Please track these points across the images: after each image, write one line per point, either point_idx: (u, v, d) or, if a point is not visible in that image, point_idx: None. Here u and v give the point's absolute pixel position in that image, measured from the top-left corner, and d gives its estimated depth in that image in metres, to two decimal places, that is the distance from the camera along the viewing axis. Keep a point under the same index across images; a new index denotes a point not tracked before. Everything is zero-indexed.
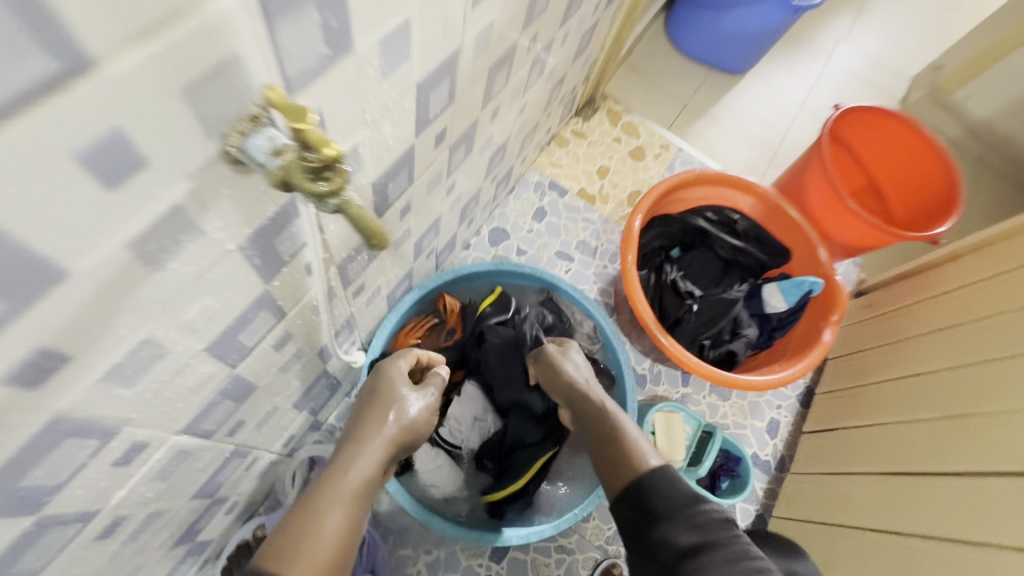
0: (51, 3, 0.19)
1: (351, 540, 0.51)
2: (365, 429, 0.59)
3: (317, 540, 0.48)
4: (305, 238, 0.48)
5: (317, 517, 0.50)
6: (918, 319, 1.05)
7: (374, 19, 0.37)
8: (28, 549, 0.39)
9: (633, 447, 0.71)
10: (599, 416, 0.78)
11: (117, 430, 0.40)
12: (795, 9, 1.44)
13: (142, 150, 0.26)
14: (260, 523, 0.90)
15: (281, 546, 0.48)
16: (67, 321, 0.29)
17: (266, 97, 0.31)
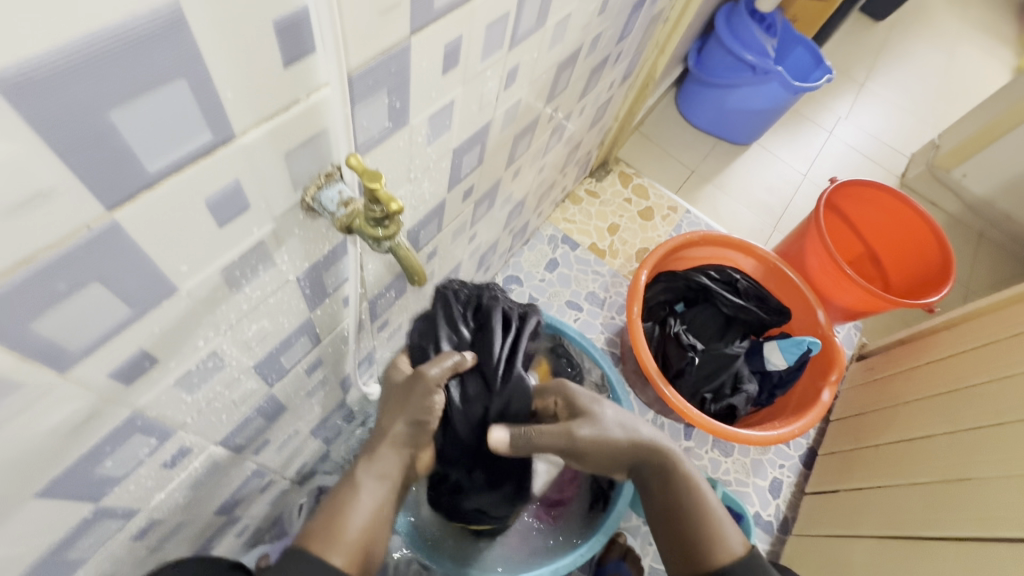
0: (221, 98, 0.27)
1: (379, 527, 0.55)
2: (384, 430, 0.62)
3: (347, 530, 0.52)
4: (347, 274, 0.55)
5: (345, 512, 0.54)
6: (916, 384, 1.08)
7: (426, 100, 0.45)
8: (82, 537, 0.43)
9: (712, 517, 0.67)
10: (667, 477, 0.70)
11: (174, 431, 0.45)
12: (796, 91, 1.56)
13: (248, 197, 0.34)
14: (264, 551, 0.91)
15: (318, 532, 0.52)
16: (164, 329, 0.35)
17: (340, 160, 0.39)
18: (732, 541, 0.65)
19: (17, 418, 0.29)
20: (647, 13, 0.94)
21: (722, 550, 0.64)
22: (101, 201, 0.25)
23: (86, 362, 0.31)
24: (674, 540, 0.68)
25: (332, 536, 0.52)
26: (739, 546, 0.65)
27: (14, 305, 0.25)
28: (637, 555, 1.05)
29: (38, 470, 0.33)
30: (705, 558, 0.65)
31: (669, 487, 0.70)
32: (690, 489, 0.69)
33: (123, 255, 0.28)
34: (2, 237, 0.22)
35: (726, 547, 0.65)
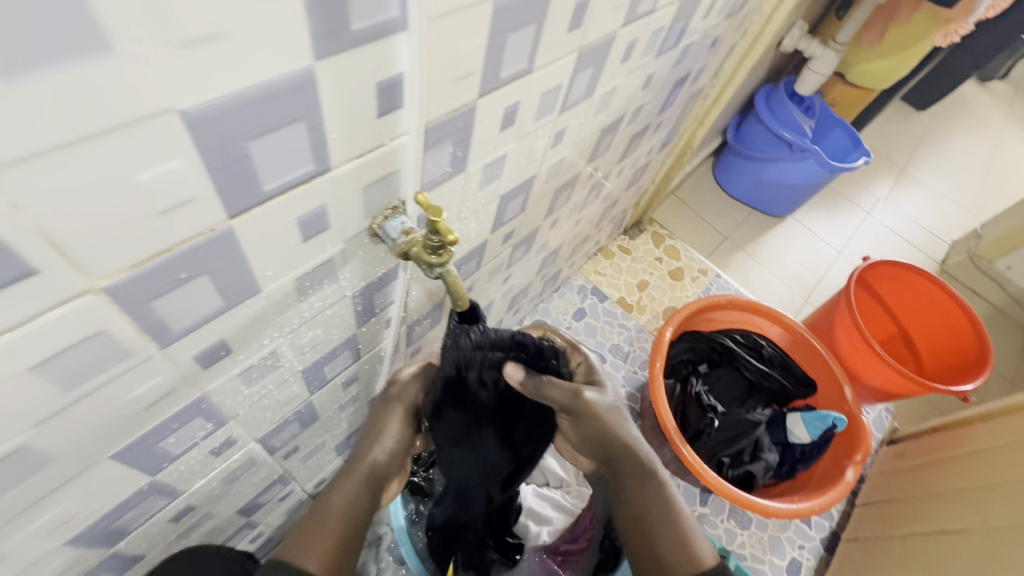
0: (327, 138, 0.33)
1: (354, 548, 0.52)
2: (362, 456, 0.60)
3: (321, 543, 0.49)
4: (393, 296, 0.60)
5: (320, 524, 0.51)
6: (951, 476, 1.04)
7: (483, 151, 0.52)
8: (131, 509, 0.48)
9: (686, 532, 0.62)
10: (640, 481, 0.65)
11: (227, 420, 0.50)
12: (832, 169, 1.60)
13: (329, 219, 0.40)
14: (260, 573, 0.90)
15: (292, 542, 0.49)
16: (242, 323, 0.41)
17: (405, 195, 0.45)
18: (702, 553, 0.60)
19: (120, 383, 0.35)
20: (688, 89, 1.02)
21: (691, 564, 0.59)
22: (226, 209, 0.31)
23: (180, 343, 0.36)
24: (640, 546, 0.63)
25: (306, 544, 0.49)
26: (708, 558, 0.60)
27: (146, 285, 0.30)
28: None
29: (120, 434, 0.38)
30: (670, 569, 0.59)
31: (641, 493, 0.64)
32: (664, 499, 0.64)
33: (229, 255, 0.34)
34: (154, 231, 0.28)
35: (695, 560, 0.59)
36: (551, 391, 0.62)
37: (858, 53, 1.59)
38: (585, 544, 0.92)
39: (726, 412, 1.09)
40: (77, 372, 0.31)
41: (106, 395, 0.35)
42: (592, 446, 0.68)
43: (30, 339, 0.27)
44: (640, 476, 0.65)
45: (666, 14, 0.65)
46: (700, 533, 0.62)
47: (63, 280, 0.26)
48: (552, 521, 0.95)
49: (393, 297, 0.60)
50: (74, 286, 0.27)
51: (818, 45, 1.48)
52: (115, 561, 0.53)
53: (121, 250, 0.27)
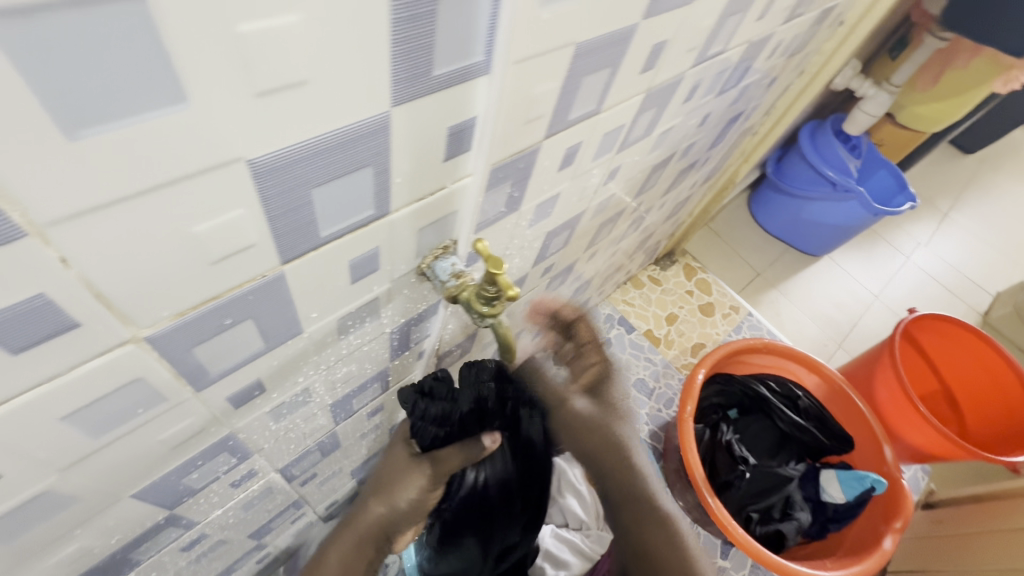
0: (391, 182, 0.31)
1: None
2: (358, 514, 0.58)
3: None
4: (430, 331, 0.58)
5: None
6: (992, 553, 0.96)
7: (539, 191, 0.49)
8: (146, 541, 0.45)
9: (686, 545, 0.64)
10: (651, 506, 0.64)
11: (251, 453, 0.47)
12: (876, 212, 1.55)
13: (380, 261, 0.38)
14: None
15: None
16: (280, 363, 0.38)
17: (457, 235, 0.43)
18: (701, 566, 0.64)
19: (150, 426, 0.32)
20: (739, 126, 0.98)
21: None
22: (280, 255, 0.29)
23: (215, 385, 0.34)
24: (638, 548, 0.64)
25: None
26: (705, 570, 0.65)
27: (189, 333, 0.28)
28: None
29: (144, 473, 0.36)
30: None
31: (646, 508, 0.63)
32: (665, 517, 0.64)
33: (277, 300, 0.32)
34: (205, 280, 0.26)
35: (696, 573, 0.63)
36: (574, 407, 0.59)
37: (911, 95, 1.54)
38: None
39: (757, 463, 1.04)
40: (108, 419, 0.29)
41: (135, 438, 0.32)
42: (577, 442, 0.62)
43: (64, 390, 0.25)
44: (648, 497, 0.64)
45: (734, 55, 0.62)
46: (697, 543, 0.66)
47: (107, 330, 0.24)
48: (569, 565, 0.88)
49: (429, 332, 0.58)
50: (116, 335, 0.25)
51: (871, 85, 1.43)
52: None
53: (168, 299, 0.25)
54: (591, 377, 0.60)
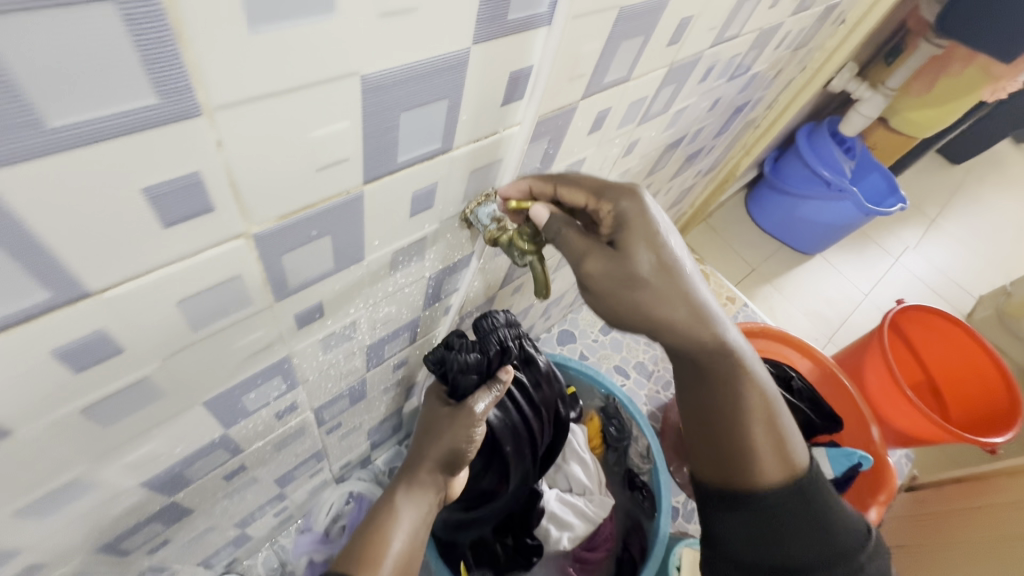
0: (458, 118, 0.35)
1: (414, 550, 0.56)
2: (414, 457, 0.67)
3: (388, 550, 0.54)
4: (459, 285, 0.62)
5: (386, 531, 0.56)
6: (972, 528, 1.02)
7: (569, 153, 0.54)
8: (200, 459, 0.49)
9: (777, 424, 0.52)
10: (730, 382, 0.50)
11: (297, 383, 0.51)
12: (868, 212, 1.61)
13: (435, 198, 0.42)
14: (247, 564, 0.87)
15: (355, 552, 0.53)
16: (340, 288, 0.42)
17: (499, 184, 0.47)
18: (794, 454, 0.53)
19: (233, 329, 0.36)
20: (743, 118, 1.04)
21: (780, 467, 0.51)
22: (364, 174, 0.33)
23: (290, 299, 0.38)
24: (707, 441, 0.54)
25: (372, 560, 0.52)
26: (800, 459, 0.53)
27: (284, 238, 0.32)
28: None
29: (218, 381, 0.40)
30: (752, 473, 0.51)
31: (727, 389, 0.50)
32: (753, 395, 0.51)
33: (353, 219, 0.36)
34: (306, 187, 0.30)
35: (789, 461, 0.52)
36: (586, 269, 0.42)
37: (904, 100, 1.60)
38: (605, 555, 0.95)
39: None
40: (207, 313, 0.33)
41: (220, 340, 0.36)
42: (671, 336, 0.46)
43: (187, 273, 0.29)
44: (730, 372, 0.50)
45: (746, 42, 0.67)
46: (791, 428, 0.53)
47: (228, 220, 0.28)
48: (574, 527, 0.93)
49: (458, 285, 0.61)
50: (233, 228, 0.29)
51: (867, 88, 1.50)
52: (170, 512, 0.54)
53: (277, 199, 0.29)
54: (612, 220, 0.44)
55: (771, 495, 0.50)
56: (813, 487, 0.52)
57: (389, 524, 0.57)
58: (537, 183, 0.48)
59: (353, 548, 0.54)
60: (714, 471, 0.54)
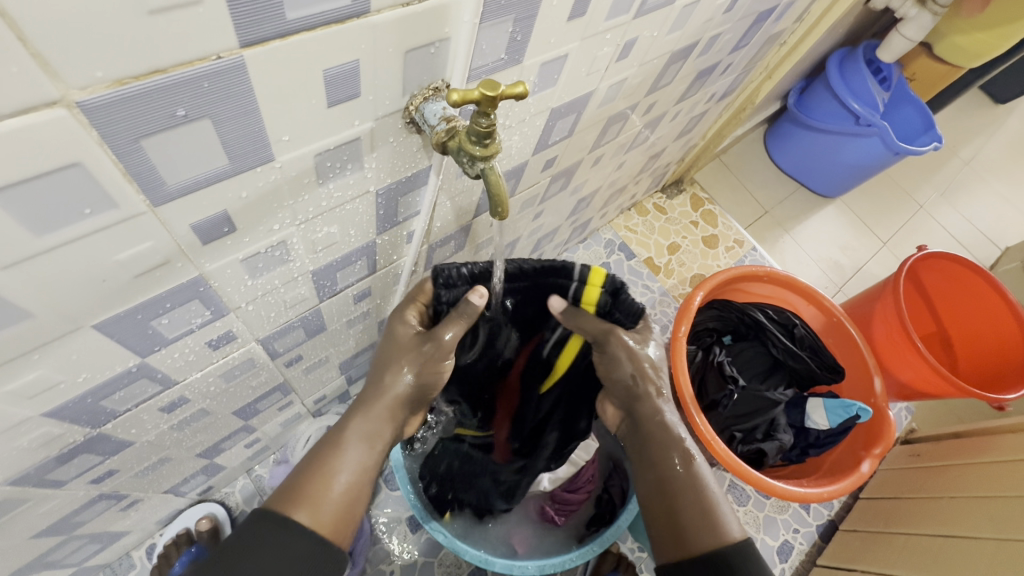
0: None
1: (366, 483, 0.49)
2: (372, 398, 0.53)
3: (326, 483, 0.46)
4: (420, 207, 0.54)
5: (326, 471, 0.47)
6: (966, 481, 0.99)
7: (544, 44, 0.44)
8: (120, 389, 0.44)
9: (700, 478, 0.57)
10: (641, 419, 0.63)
11: (226, 310, 0.45)
12: (897, 150, 1.47)
13: (361, 86, 0.33)
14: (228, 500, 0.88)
15: (284, 488, 0.46)
16: (250, 197, 0.35)
17: (451, 76, 0.39)
18: (727, 525, 0.54)
19: (104, 237, 0.30)
20: (767, 30, 0.91)
21: (714, 535, 0.53)
22: (235, 33, 0.25)
23: (175, 204, 0.31)
24: (664, 518, 0.56)
25: (309, 500, 0.45)
26: (735, 532, 0.53)
27: (131, 116, 0.25)
28: (632, 563, 0.95)
29: (105, 300, 0.34)
30: (692, 541, 0.54)
31: (654, 468, 0.60)
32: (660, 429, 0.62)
33: (238, 100, 0.28)
34: (141, 39, 0.22)
35: (719, 532, 0.53)
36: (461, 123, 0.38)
37: (953, 21, 1.41)
38: (586, 496, 0.90)
39: (746, 387, 1.04)
40: (47, 211, 0.26)
41: (86, 250, 0.30)
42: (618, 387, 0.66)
43: None
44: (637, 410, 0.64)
45: None
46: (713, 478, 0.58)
47: (27, 79, 0.21)
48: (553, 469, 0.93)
49: (417, 206, 0.53)
50: (40, 91, 0.22)
51: (913, 5, 1.32)
52: (105, 443, 0.50)
53: (100, 50, 0.22)
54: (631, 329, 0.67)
55: (694, 528, 0.54)
56: (739, 559, 0.51)
57: (332, 463, 0.48)
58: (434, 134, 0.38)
59: (292, 480, 0.47)
60: (663, 544, 0.55)
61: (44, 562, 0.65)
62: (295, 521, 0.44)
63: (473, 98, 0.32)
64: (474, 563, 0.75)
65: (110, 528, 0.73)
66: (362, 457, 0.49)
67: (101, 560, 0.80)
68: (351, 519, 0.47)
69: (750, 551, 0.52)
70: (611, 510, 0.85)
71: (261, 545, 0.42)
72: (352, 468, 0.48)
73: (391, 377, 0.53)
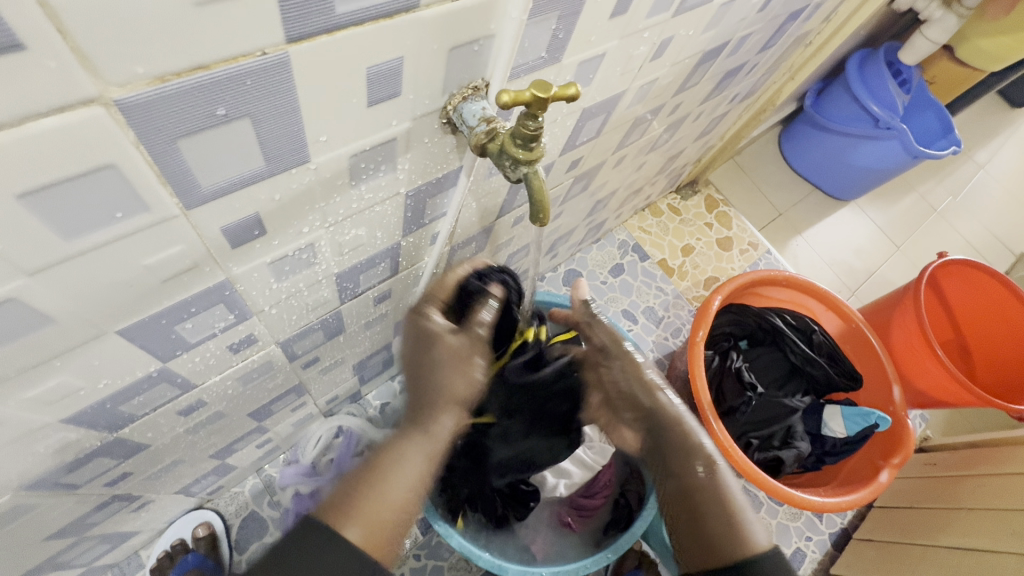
0: None
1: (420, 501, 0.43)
2: (428, 409, 0.47)
3: (384, 496, 0.41)
4: (447, 209, 0.53)
5: (382, 483, 0.42)
6: (984, 492, 0.98)
7: (584, 43, 0.42)
8: (139, 394, 0.43)
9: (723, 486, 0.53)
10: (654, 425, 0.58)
11: (250, 314, 0.44)
12: (916, 154, 1.45)
13: (402, 84, 0.32)
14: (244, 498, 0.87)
15: (335, 500, 0.41)
16: (283, 199, 0.34)
17: (492, 75, 0.37)
18: (753, 532, 0.50)
19: (133, 241, 0.28)
20: (795, 31, 0.89)
21: (741, 547, 0.49)
22: (282, 28, 0.23)
23: (207, 207, 0.29)
24: (691, 530, 0.52)
25: (360, 516, 0.40)
26: (762, 540, 0.49)
27: (169, 115, 0.23)
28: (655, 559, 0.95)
29: (130, 306, 0.33)
30: (720, 554, 0.49)
31: (671, 477, 0.55)
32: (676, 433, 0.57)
33: (280, 99, 0.26)
34: (186, 33, 0.21)
35: (746, 543, 0.49)
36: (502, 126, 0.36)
37: (978, 24, 1.39)
38: (604, 501, 0.88)
39: (764, 393, 1.03)
40: (77, 215, 0.25)
41: (114, 254, 0.28)
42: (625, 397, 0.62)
43: (19, 152, 0.20)
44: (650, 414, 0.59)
45: None
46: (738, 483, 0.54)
47: (65, 76, 0.19)
48: (570, 475, 0.91)
49: (444, 208, 0.52)
50: (78, 88, 0.20)
51: (939, 7, 1.29)
52: (120, 447, 0.49)
53: (143, 46, 0.20)
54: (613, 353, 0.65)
55: (723, 541, 0.50)
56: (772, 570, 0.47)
57: (389, 476, 0.42)
58: (473, 137, 0.36)
59: (342, 489, 0.42)
60: (693, 559, 0.51)
61: (54, 563, 0.64)
62: (343, 535, 0.38)
63: (520, 98, 0.31)
64: (486, 569, 0.74)
65: (121, 529, 0.72)
66: (415, 467, 0.44)
67: (109, 560, 0.79)
68: (399, 539, 0.42)
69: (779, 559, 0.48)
70: (627, 516, 0.84)
71: (310, 571, 0.37)
72: (410, 484, 0.43)
73: (445, 382, 0.47)
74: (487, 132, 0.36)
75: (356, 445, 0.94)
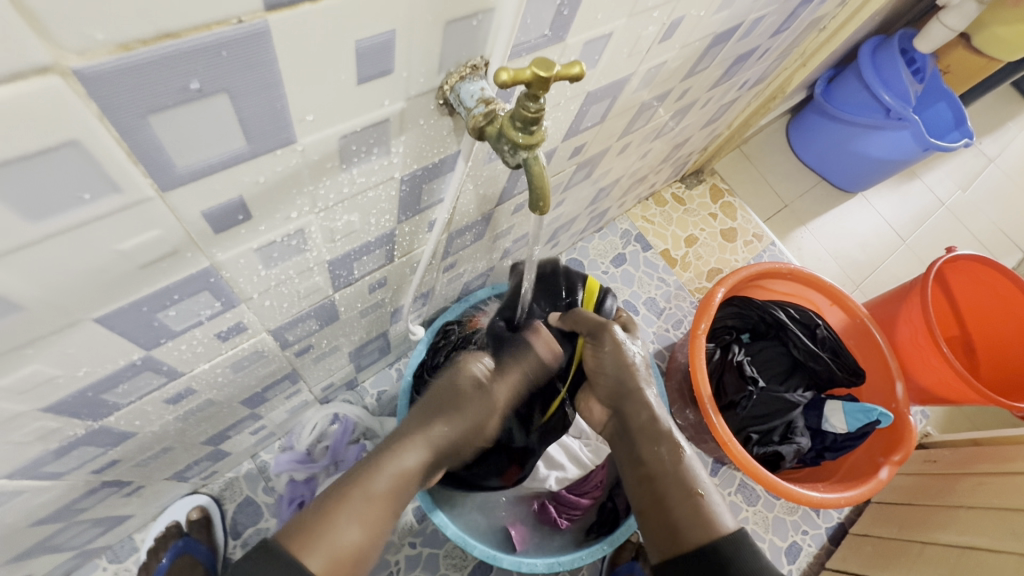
0: None
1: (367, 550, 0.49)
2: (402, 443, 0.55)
3: (331, 548, 0.46)
4: (444, 195, 0.51)
5: (337, 520, 0.47)
6: (983, 491, 0.97)
7: (590, 20, 0.40)
8: (122, 383, 0.41)
9: (689, 476, 0.56)
10: (636, 421, 0.62)
11: (237, 301, 0.42)
12: (927, 145, 1.42)
13: (395, 60, 0.30)
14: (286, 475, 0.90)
15: (303, 526, 0.47)
16: (268, 181, 0.32)
17: (492, 53, 0.35)
18: (719, 519, 0.52)
19: (110, 224, 0.27)
20: (808, 15, 0.86)
21: (704, 531, 0.51)
22: None
23: (185, 189, 0.28)
24: (656, 517, 0.55)
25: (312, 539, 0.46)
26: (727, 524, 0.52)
27: (138, 88, 0.21)
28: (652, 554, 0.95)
29: (111, 291, 0.31)
30: (684, 535, 0.52)
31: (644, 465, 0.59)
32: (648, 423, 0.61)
33: (259, 73, 0.24)
34: None
35: (710, 527, 0.52)
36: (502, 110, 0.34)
37: (997, 12, 1.35)
38: (591, 503, 0.86)
39: (765, 388, 1.02)
40: (41, 196, 0.23)
41: (85, 239, 0.27)
42: (607, 387, 0.66)
43: None
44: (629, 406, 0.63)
45: None
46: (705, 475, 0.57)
47: (14, 43, 0.17)
48: (564, 468, 0.86)
49: (440, 193, 0.50)
50: (28, 55, 0.18)
51: None
52: (106, 435, 0.48)
53: (102, 9, 0.18)
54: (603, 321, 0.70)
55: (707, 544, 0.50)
56: (732, 550, 0.50)
57: (332, 526, 0.47)
58: (470, 120, 0.34)
59: (305, 519, 0.47)
60: (660, 541, 0.54)
61: (45, 547, 0.64)
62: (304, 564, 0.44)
63: (516, 77, 0.29)
64: (481, 559, 0.73)
65: (113, 513, 0.71)
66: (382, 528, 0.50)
67: (103, 543, 0.79)
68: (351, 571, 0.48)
69: (745, 544, 0.50)
70: (613, 518, 0.82)
71: None
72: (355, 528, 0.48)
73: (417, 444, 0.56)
74: (485, 119, 0.33)
75: (352, 432, 0.94)
